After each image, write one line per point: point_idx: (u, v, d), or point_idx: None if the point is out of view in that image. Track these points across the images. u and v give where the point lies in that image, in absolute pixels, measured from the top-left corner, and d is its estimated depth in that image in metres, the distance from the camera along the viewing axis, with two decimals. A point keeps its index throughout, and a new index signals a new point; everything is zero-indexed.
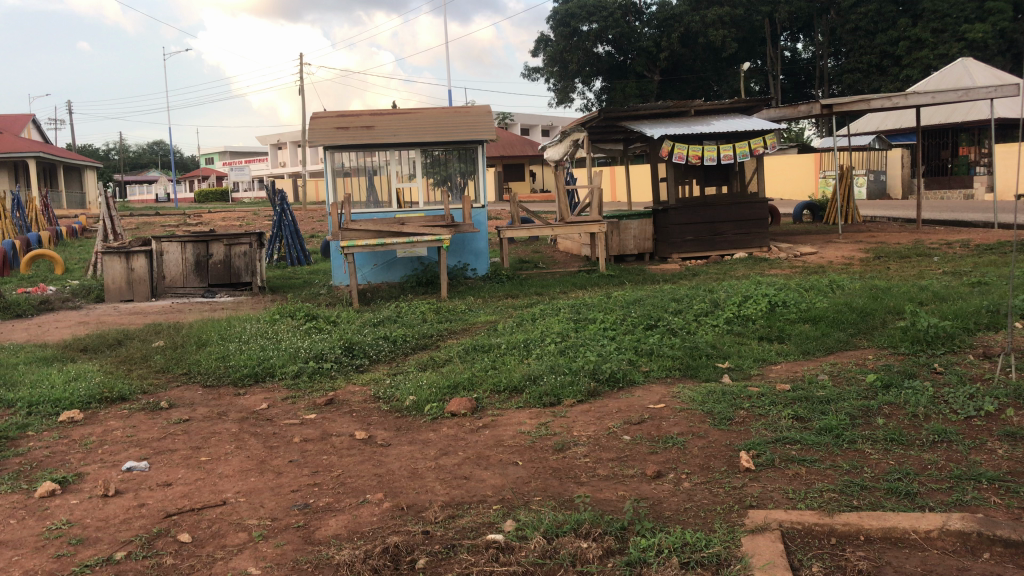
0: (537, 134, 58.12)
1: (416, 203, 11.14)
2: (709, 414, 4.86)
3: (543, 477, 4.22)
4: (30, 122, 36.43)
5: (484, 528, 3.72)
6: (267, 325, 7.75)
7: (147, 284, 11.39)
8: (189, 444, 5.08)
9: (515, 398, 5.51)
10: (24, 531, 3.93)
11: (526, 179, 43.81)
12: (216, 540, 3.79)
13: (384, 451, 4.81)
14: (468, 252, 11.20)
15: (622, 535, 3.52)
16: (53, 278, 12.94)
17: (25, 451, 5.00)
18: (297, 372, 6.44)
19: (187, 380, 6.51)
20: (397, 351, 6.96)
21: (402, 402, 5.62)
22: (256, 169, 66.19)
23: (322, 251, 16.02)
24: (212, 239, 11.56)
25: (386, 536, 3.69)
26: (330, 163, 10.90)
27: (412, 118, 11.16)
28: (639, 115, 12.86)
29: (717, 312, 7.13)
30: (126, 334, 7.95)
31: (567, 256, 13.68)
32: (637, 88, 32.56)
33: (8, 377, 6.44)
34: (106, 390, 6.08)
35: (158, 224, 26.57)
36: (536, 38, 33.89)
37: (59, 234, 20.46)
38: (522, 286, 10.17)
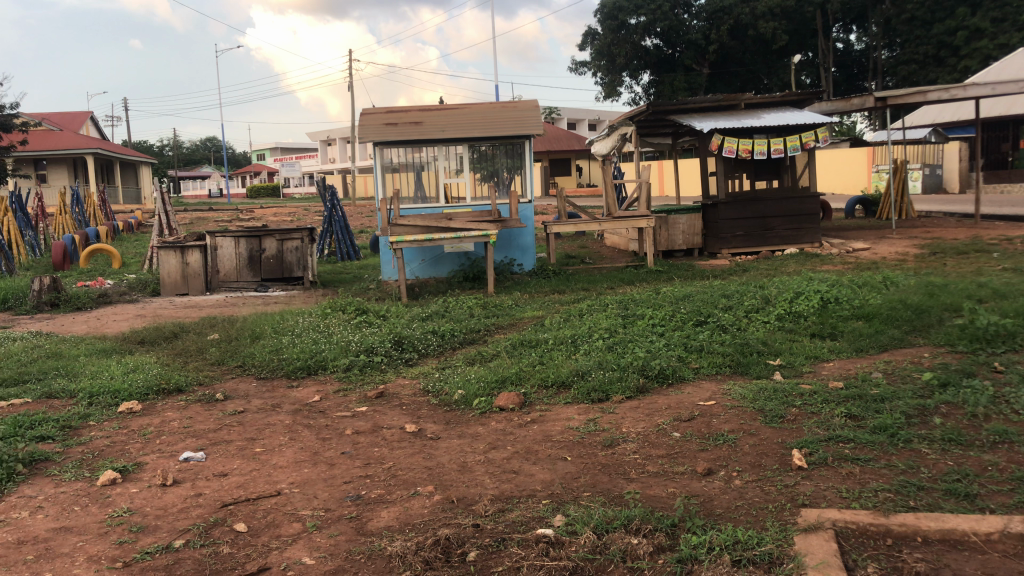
0: (585, 129, 58.20)
1: (463, 198, 11.19)
2: (760, 412, 4.81)
3: (592, 473, 4.23)
4: (88, 119, 37.28)
5: (534, 523, 3.74)
6: (319, 319, 7.86)
7: (202, 278, 11.61)
8: (244, 435, 5.19)
9: (563, 394, 5.51)
10: (88, 517, 4.08)
11: (574, 174, 43.82)
12: (271, 530, 3.89)
13: (435, 444, 4.86)
14: (515, 248, 11.21)
15: (673, 531, 3.53)
16: (110, 273, 13.20)
17: (87, 440, 5.16)
18: (347, 366, 6.52)
19: (242, 372, 6.63)
20: (445, 345, 7.01)
21: (450, 395, 5.66)
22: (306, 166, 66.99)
23: (372, 246, 16.14)
24: (265, 234, 11.75)
25: (437, 528, 3.76)
26: (379, 159, 10.98)
27: (461, 114, 11.17)
28: (687, 109, 12.67)
29: (768, 308, 7.04)
30: (181, 327, 8.12)
31: (614, 251, 13.65)
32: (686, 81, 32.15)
33: (70, 368, 6.64)
34: (163, 381, 6.24)
35: (211, 219, 27.13)
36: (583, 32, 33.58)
37: (115, 229, 20.92)
38: (569, 281, 10.18)
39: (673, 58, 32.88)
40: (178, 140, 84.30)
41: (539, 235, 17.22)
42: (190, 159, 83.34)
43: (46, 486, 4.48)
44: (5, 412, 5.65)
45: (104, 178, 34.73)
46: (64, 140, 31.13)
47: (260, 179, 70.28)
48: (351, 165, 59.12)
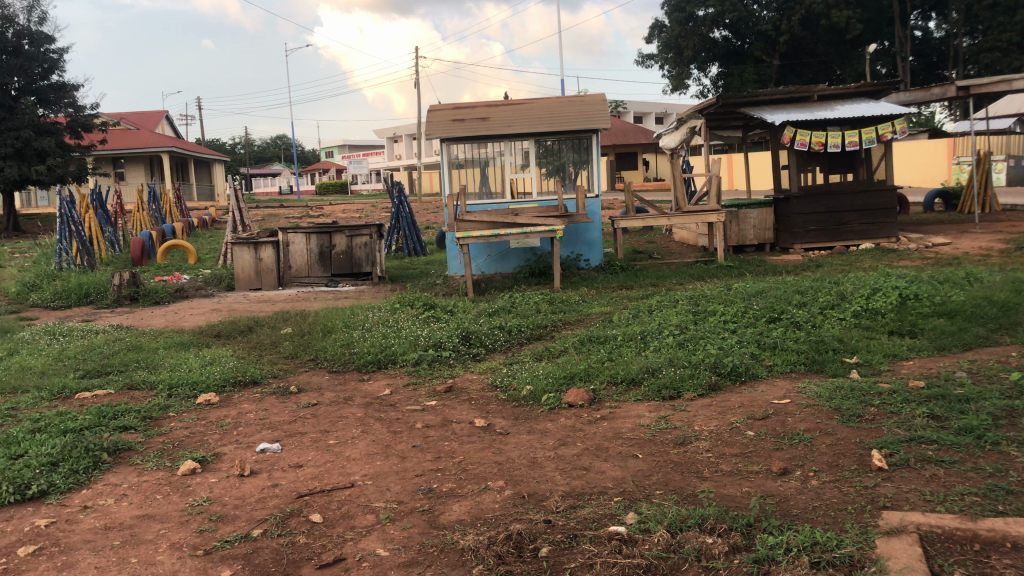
0: (652, 123, 57.67)
1: (529, 193, 11.19)
2: (837, 410, 4.71)
3: (665, 471, 4.19)
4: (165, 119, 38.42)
5: (606, 520, 3.73)
6: (388, 314, 7.96)
7: (274, 273, 11.83)
8: (318, 427, 5.29)
9: (634, 390, 5.47)
10: (170, 506, 4.21)
11: (641, 168, 43.50)
12: (346, 521, 3.95)
13: (504, 439, 4.87)
14: (582, 243, 11.16)
15: (749, 531, 3.47)
16: (187, 268, 13.58)
17: (167, 431, 5.32)
18: (417, 360, 6.58)
19: (314, 366, 6.76)
20: (513, 340, 7.02)
21: (519, 391, 5.67)
22: (374, 162, 67.89)
23: (438, 242, 16.29)
24: (335, 230, 11.99)
25: (509, 523, 3.77)
26: (446, 155, 11.08)
27: (528, 109, 11.18)
28: (757, 101, 12.44)
29: (843, 304, 6.88)
30: (256, 321, 8.31)
31: (682, 246, 13.50)
32: (756, 73, 30.91)
33: (150, 361, 6.86)
34: (239, 374, 6.40)
35: (283, 216, 27.70)
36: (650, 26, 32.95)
37: (191, 225, 21.52)
38: (637, 276, 10.10)
39: (742, 50, 31.60)
40: (250, 138, 86.30)
41: (604, 230, 17.13)
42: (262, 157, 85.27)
43: (129, 475, 4.64)
44: (89, 402, 5.87)
45: (180, 175, 35.75)
46: (141, 139, 32.11)
47: (329, 175, 71.55)
48: (417, 161, 59.72)
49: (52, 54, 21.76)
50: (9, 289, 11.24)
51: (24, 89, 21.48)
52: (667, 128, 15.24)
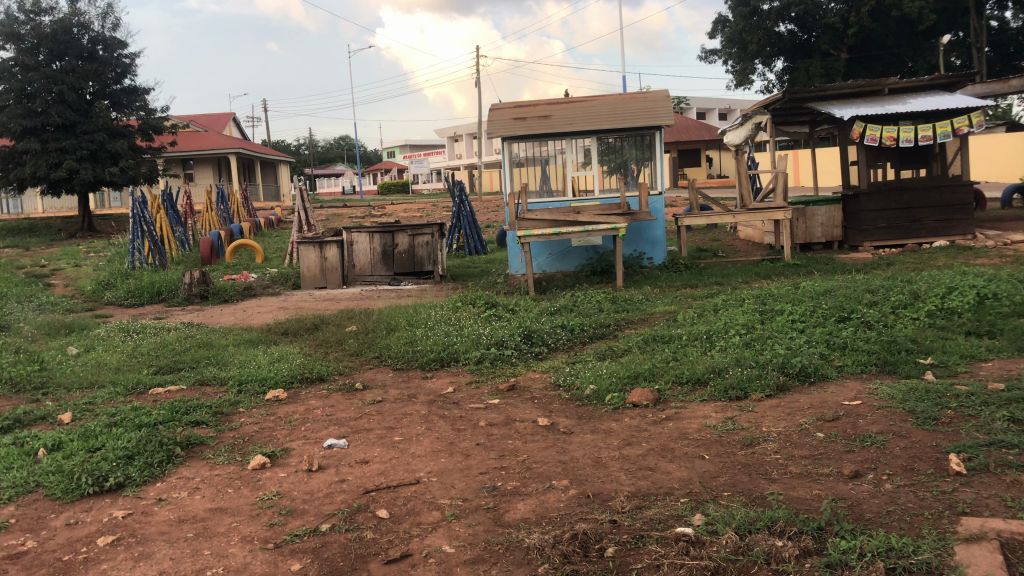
0: (715, 119, 56.85)
1: (591, 191, 11.13)
2: (911, 413, 4.58)
3: (732, 473, 4.13)
4: (232, 121, 39.33)
5: (673, 521, 3.69)
6: (450, 312, 8.02)
7: (339, 272, 12.04)
8: (383, 424, 5.36)
9: (699, 391, 5.40)
10: (241, 499, 4.32)
11: (703, 164, 42.97)
12: (412, 518, 4.00)
13: (568, 438, 4.86)
14: (645, 241, 11.07)
15: (819, 535, 3.40)
16: (254, 267, 13.88)
17: (237, 426, 5.46)
18: (479, 359, 6.61)
19: (379, 363, 6.84)
20: (575, 339, 7.00)
21: (583, 390, 5.66)
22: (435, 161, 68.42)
23: (499, 241, 16.35)
24: (398, 229, 12.11)
25: (574, 522, 3.77)
26: (507, 154, 11.11)
27: (590, 106, 11.13)
28: (825, 96, 12.17)
29: (917, 304, 6.68)
30: (322, 319, 8.45)
31: (747, 244, 13.30)
32: (823, 68, 28.94)
33: (221, 357, 7.04)
34: (306, 371, 6.52)
35: (347, 215, 28.11)
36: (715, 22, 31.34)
37: (258, 226, 21.99)
38: (702, 275, 9.98)
39: (809, 44, 29.76)
40: (314, 139, 87.85)
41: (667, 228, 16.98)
42: (326, 157, 86.68)
43: (203, 469, 4.77)
44: (162, 397, 6.05)
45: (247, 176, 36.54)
46: (209, 141, 32.93)
47: (391, 174, 72.39)
48: (478, 160, 60.01)
49: (124, 59, 22.47)
50: (86, 288, 11.64)
51: (99, 93, 22.14)
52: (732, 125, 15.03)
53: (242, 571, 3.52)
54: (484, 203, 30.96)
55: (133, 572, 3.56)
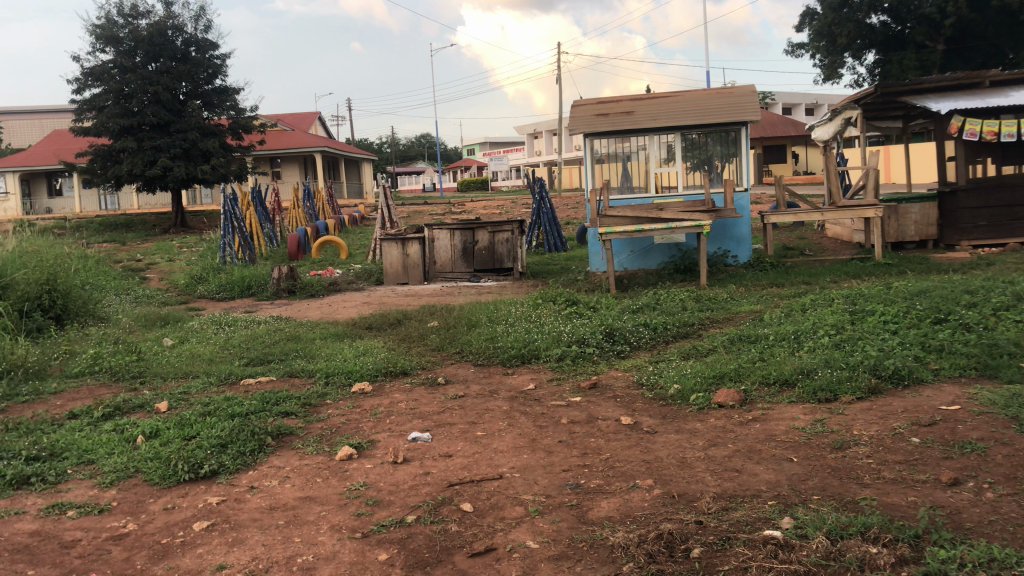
0: (802, 115, 55.54)
1: (675, 187, 11.02)
2: (1015, 419, 4.38)
3: (822, 476, 4.03)
4: (317, 120, 40.29)
5: (760, 524, 3.63)
6: (531, 309, 8.06)
7: (420, 268, 12.21)
8: (465, 418, 5.42)
9: (787, 392, 5.29)
10: (329, 489, 4.43)
11: (789, 161, 42.03)
12: (496, 512, 4.03)
13: (651, 438, 4.83)
14: (730, 239, 10.90)
15: (917, 543, 3.29)
16: (339, 263, 14.20)
17: (325, 417, 5.60)
18: (560, 356, 6.62)
19: (460, 359, 6.92)
20: (658, 338, 6.94)
21: (666, 390, 5.61)
22: (515, 158, 68.72)
23: (579, 238, 16.33)
24: (478, 226, 12.20)
25: (659, 522, 3.74)
26: (588, 150, 11.09)
27: (674, 102, 11.00)
28: (921, 89, 11.74)
29: (1020, 306, 6.39)
30: (405, 314, 8.60)
31: (836, 243, 12.95)
32: (917, 59, 27.22)
33: (308, 350, 7.23)
34: (390, 365, 6.64)
35: (428, 212, 28.50)
36: (803, 13, 30.37)
37: (342, 223, 22.49)
38: (788, 274, 9.77)
39: (903, 36, 28.23)
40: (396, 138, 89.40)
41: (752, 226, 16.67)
42: (407, 155, 88.01)
43: (292, 458, 4.91)
44: (253, 388, 6.26)
45: (331, 174, 37.38)
46: (295, 139, 33.80)
47: (472, 172, 73.05)
48: (558, 157, 60.00)
49: (216, 60, 23.29)
50: (179, 281, 12.10)
51: (191, 93, 22.98)
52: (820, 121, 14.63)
53: (331, 559, 3.61)
54: (564, 200, 30.90)
55: (228, 556, 3.69)
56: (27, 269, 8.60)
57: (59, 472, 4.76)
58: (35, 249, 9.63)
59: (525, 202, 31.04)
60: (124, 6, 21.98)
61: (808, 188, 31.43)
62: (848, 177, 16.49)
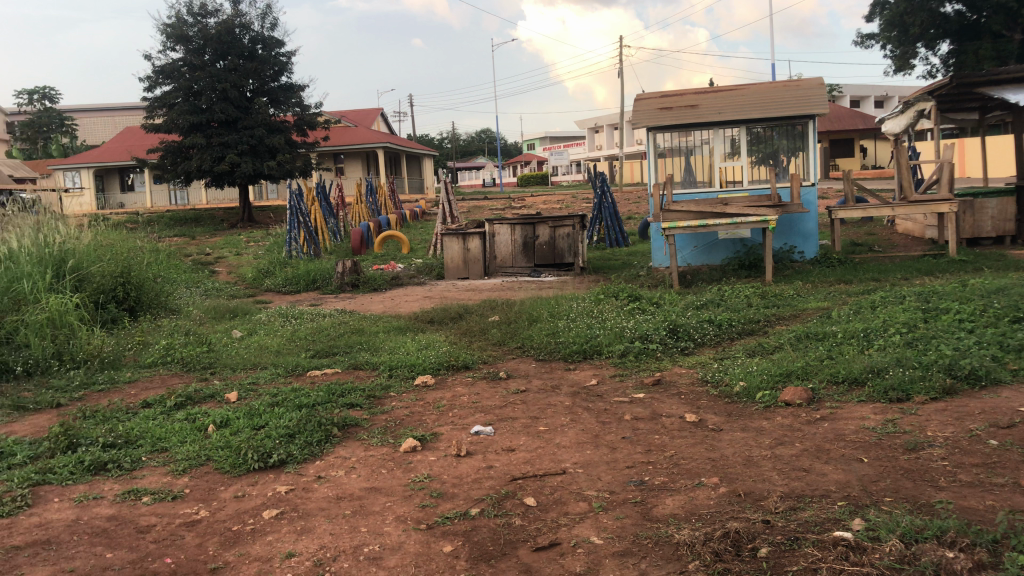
0: (871, 107, 54.09)
1: (740, 182, 10.85)
2: None
3: (894, 477, 3.94)
4: (380, 116, 40.75)
5: (830, 524, 3.56)
6: (593, 305, 8.03)
7: (481, 263, 12.27)
8: (528, 413, 5.43)
9: (857, 391, 5.18)
10: (394, 480, 4.49)
11: (858, 154, 41.01)
12: (559, 507, 4.04)
13: (717, 435, 4.78)
14: (796, 234, 10.71)
15: (995, 548, 3.19)
16: (401, 257, 14.35)
17: (389, 410, 5.68)
18: (623, 352, 6.59)
19: (522, 354, 6.94)
20: (722, 335, 6.86)
21: (731, 387, 5.55)
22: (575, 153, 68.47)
23: (641, 233, 16.20)
24: (539, 221, 12.20)
25: (725, 520, 3.70)
26: (651, 144, 11.02)
27: (738, 95, 10.84)
28: (998, 80, 11.33)
29: None
30: (466, 309, 8.65)
31: (907, 239, 12.61)
32: (993, 50, 25.12)
33: (372, 344, 7.33)
34: (452, 358, 6.69)
35: (488, 207, 28.61)
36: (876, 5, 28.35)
37: (404, 217, 22.72)
38: (856, 270, 9.56)
39: (979, 25, 25.74)
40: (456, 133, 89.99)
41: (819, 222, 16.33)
42: (468, 150, 88.47)
43: (358, 449, 4.99)
44: (319, 379, 6.38)
45: (392, 170, 37.79)
46: (358, 135, 34.24)
47: (532, 167, 73.09)
48: (619, 152, 59.59)
49: (281, 57, 23.73)
50: (247, 274, 12.39)
51: (257, 90, 23.47)
52: (891, 114, 14.21)
53: (398, 550, 3.67)
54: (625, 195, 30.67)
55: (297, 544, 3.77)
56: (103, 262, 8.90)
57: (135, 459, 4.93)
58: (110, 242, 9.95)
59: (585, 197, 30.91)
60: (193, 5, 22.55)
61: (878, 183, 30.56)
62: (920, 171, 16.00)
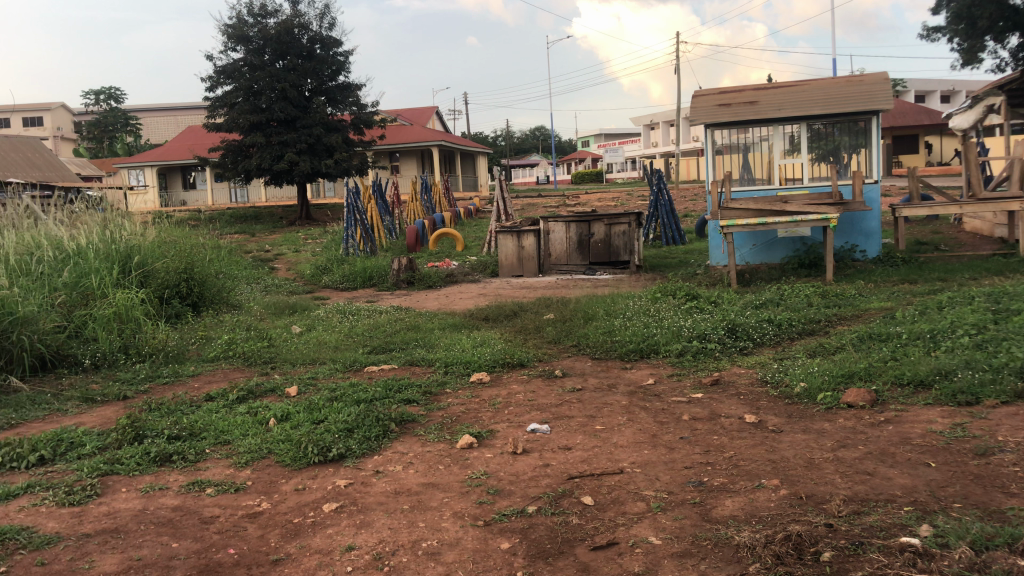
0: (936, 102, 52.55)
1: (799, 180, 10.66)
2: None
3: (963, 483, 3.84)
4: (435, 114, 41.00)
5: (896, 530, 3.48)
6: (649, 303, 7.98)
7: (535, 261, 12.27)
8: (584, 412, 5.42)
9: (923, 394, 5.06)
10: (451, 476, 4.53)
11: (923, 150, 39.92)
12: (617, 506, 4.03)
13: (777, 437, 4.71)
14: (858, 233, 10.48)
15: None
16: (456, 255, 14.43)
17: (445, 406, 5.72)
18: (680, 351, 6.54)
19: (577, 352, 6.93)
20: (782, 335, 6.76)
21: (792, 388, 5.46)
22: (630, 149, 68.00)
23: (698, 231, 16.02)
24: (594, 219, 12.17)
25: (787, 523, 3.65)
26: (709, 141, 10.90)
27: (799, 91, 10.67)
28: None
29: None
30: (521, 306, 8.66)
31: (975, 237, 12.24)
32: None
33: (428, 340, 7.39)
34: (507, 356, 6.71)
35: (542, 204, 28.57)
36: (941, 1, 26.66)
37: (458, 215, 22.82)
38: (921, 270, 9.33)
39: None
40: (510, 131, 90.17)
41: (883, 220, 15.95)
42: (522, 147, 88.54)
43: (415, 445, 5.04)
44: (377, 375, 6.46)
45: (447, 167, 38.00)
46: (413, 133, 34.50)
47: (587, 164, 72.82)
48: (675, 149, 58.99)
49: (339, 57, 24.01)
50: (305, 271, 12.60)
51: (316, 90, 23.83)
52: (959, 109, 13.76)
53: (455, 546, 3.69)
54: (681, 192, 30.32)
55: (356, 538, 3.83)
56: (167, 258, 9.13)
57: (199, 451, 5.04)
58: (174, 239, 10.20)
59: (640, 194, 30.64)
60: (254, 6, 22.97)
61: (946, 179, 29.69)
62: (990, 168, 15.49)
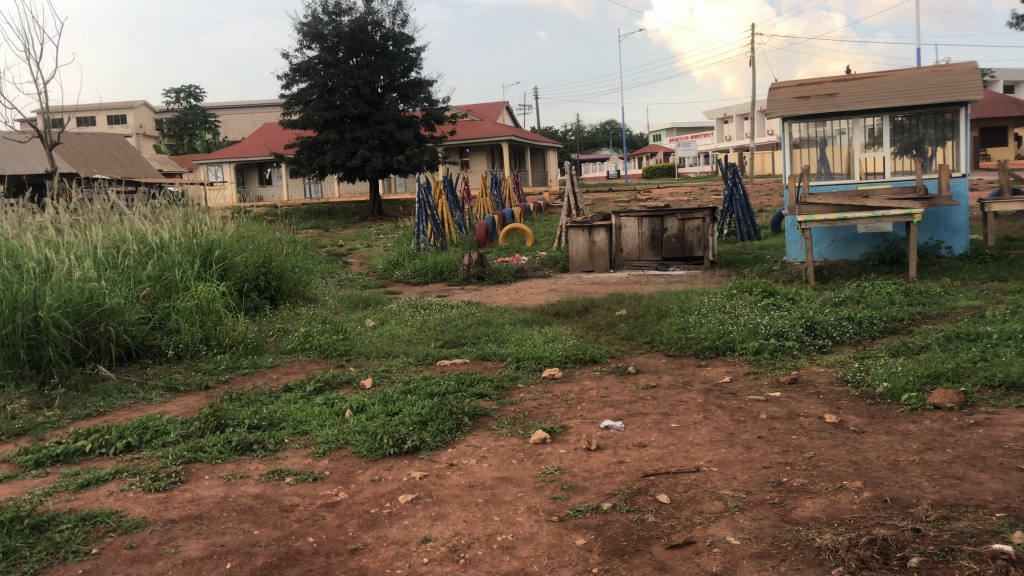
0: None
1: (881, 174, 10.36)
2: None
3: None
4: (505, 110, 41.09)
5: (988, 536, 3.36)
6: (724, 300, 7.87)
7: (607, 256, 12.21)
8: (659, 409, 5.38)
9: (1015, 396, 4.86)
10: (524, 471, 4.54)
11: (1012, 143, 38.36)
12: (693, 505, 3.98)
13: (860, 438, 4.59)
14: (943, 228, 10.13)
15: None
16: (526, 250, 14.46)
17: (518, 401, 5.75)
18: (757, 349, 6.43)
19: (650, 348, 6.88)
20: (863, 333, 6.58)
21: (874, 388, 5.31)
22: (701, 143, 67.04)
23: (773, 226, 15.71)
24: (668, 214, 12.10)
25: (870, 526, 3.56)
26: (786, 135, 10.72)
27: (880, 82, 10.36)
28: None
29: None
30: (593, 302, 8.63)
31: None
32: None
33: (500, 335, 7.44)
34: (580, 352, 6.70)
35: (612, 199, 28.39)
36: None
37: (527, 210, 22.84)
38: (1010, 267, 8.96)
39: None
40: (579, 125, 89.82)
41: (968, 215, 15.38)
42: (591, 141, 88.14)
43: (489, 439, 5.07)
44: (450, 368, 6.53)
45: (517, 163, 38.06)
46: (483, 128, 34.64)
47: (657, 159, 72.09)
48: (747, 142, 57.95)
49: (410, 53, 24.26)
50: (377, 266, 12.79)
51: (387, 87, 24.15)
52: None
53: (530, 540, 3.71)
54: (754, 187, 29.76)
55: (432, 530, 3.87)
56: (246, 252, 9.39)
57: (278, 441, 5.17)
58: (252, 233, 10.47)
59: (712, 189, 30.17)
60: (328, 4, 23.38)
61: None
62: None
